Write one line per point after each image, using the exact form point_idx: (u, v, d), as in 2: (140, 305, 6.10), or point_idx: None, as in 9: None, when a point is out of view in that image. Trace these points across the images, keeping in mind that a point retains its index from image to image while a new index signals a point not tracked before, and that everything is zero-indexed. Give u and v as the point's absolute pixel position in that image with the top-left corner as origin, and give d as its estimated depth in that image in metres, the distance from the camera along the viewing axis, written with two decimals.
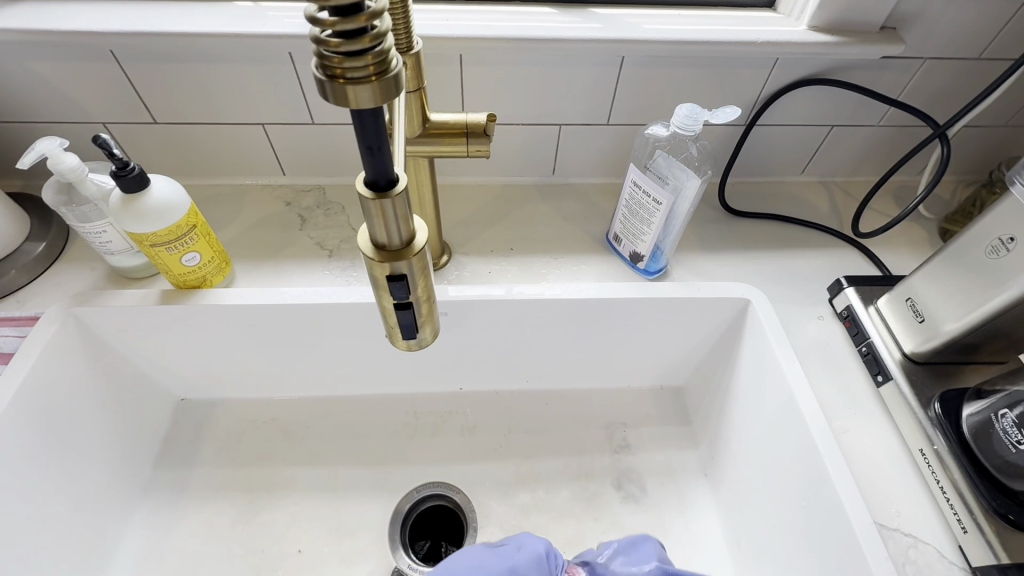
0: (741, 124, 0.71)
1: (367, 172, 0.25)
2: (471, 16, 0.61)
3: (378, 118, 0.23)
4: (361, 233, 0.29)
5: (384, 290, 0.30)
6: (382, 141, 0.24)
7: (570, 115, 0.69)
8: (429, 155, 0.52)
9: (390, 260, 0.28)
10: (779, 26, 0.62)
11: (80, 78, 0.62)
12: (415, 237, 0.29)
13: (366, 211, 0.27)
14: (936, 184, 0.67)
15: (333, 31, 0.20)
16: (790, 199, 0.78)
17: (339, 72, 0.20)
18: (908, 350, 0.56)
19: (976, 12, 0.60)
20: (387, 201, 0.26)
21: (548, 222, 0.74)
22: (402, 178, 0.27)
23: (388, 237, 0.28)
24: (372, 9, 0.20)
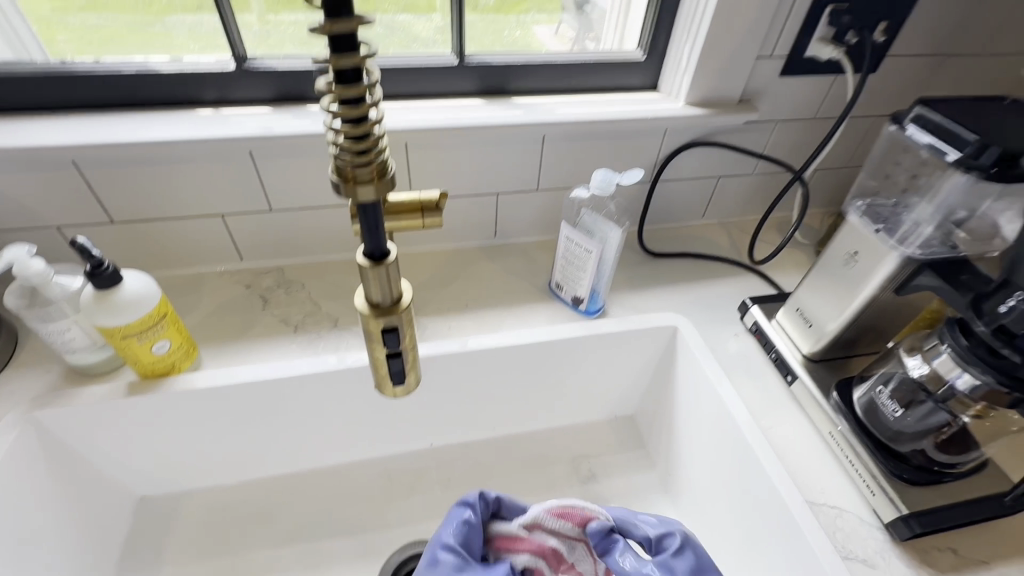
0: (648, 181, 0.85)
1: (366, 247, 0.32)
2: (412, 111, 0.72)
3: (378, 207, 0.31)
4: (357, 297, 0.35)
5: (379, 343, 0.36)
6: (378, 226, 0.31)
7: (505, 185, 0.80)
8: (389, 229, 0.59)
9: (383, 317, 0.34)
10: (663, 103, 0.78)
11: (37, 186, 0.64)
12: (402, 297, 0.35)
13: (363, 276, 0.33)
14: (803, 216, 0.83)
15: (348, 150, 0.27)
16: (697, 239, 0.92)
17: (350, 177, 0.28)
18: (805, 350, 0.67)
19: (804, 86, 0.79)
20: (383, 270, 0.33)
21: (497, 278, 0.83)
22: (393, 250, 0.34)
23: (381, 297, 0.34)
24: (377, 135, 0.28)
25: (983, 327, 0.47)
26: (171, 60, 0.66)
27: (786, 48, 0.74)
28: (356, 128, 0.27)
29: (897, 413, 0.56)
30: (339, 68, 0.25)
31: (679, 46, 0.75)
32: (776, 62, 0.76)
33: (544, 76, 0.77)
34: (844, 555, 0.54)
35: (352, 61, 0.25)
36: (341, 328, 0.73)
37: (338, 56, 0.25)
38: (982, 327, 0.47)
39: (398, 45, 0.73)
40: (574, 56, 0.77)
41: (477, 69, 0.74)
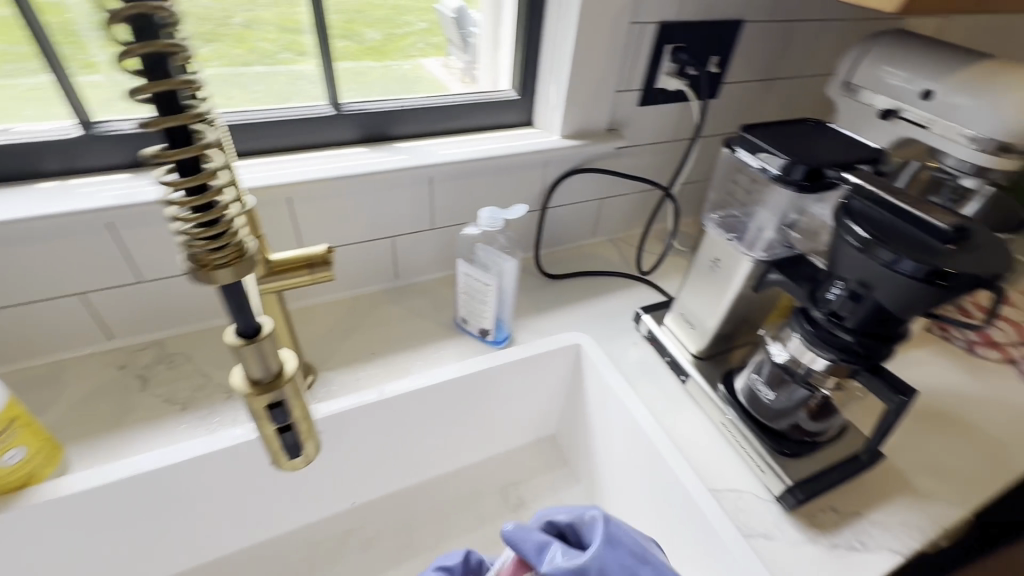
0: (537, 209, 0.90)
1: (237, 326, 0.31)
2: (291, 164, 0.70)
3: (243, 284, 0.30)
4: (234, 376, 0.34)
5: (264, 419, 0.35)
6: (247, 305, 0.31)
7: (399, 227, 0.80)
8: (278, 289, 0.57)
9: (265, 393, 0.33)
10: (540, 137, 0.83)
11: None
12: (283, 370, 0.34)
13: (238, 355, 0.32)
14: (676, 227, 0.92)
15: (199, 235, 0.26)
16: (590, 258, 0.99)
17: (206, 262, 0.27)
18: (693, 350, 0.74)
19: (660, 113, 0.88)
20: (257, 346, 0.32)
21: (403, 321, 0.82)
22: (268, 323, 0.33)
23: (258, 373, 0.33)
24: (229, 215, 0.27)
25: (820, 313, 0.55)
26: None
27: (640, 82, 0.83)
28: (203, 214, 0.26)
29: (772, 397, 0.64)
30: (176, 160, 0.25)
31: (547, 85, 0.81)
32: (633, 95, 0.84)
33: (425, 120, 0.79)
34: (747, 532, 0.59)
35: (190, 152, 0.24)
36: (237, 397, 0.68)
37: (174, 148, 0.25)
38: (818, 313, 0.55)
39: (268, 100, 0.71)
40: (451, 98, 0.80)
41: (356, 117, 0.74)
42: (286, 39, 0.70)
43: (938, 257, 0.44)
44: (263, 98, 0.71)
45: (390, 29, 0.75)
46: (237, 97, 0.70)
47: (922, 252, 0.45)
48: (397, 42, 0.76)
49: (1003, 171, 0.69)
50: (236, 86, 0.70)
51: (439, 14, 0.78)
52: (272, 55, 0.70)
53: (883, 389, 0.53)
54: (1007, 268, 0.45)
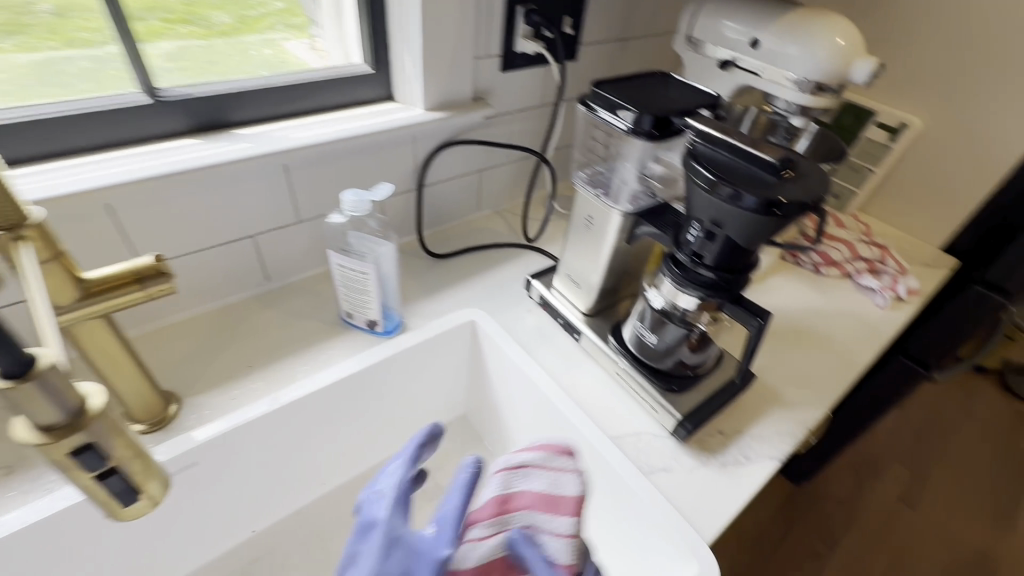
0: (413, 188, 0.86)
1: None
2: (104, 164, 0.60)
3: None
4: (18, 431, 0.28)
5: (77, 464, 0.30)
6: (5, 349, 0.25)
7: (258, 224, 0.72)
8: (104, 312, 0.49)
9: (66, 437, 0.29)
10: (402, 112, 0.78)
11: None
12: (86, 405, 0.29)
13: (14, 401, 0.26)
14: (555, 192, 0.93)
15: None
16: (477, 232, 0.97)
17: None
18: (582, 308, 0.76)
19: (524, 78, 0.87)
20: (39, 387, 0.26)
21: (281, 325, 0.75)
22: (47, 354, 0.27)
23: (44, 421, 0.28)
24: None
25: (684, 255, 0.58)
26: None
27: (497, 47, 0.81)
28: None
29: (655, 340, 0.68)
30: None
31: (401, 56, 0.76)
32: (493, 61, 0.82)
33: (269, 102, 0.71)
34: (648, 470, 0.63)
35: None
36: None
37: None
38: (682, 255, 0.58)
39: (59, 90, 0.59)
40: (295, 76, 0.73)
41: (181, 105, 0.65)
42: (70, 16, 0.58)
43: (770, 189, 0.48)
44: (53, 90, 0.59)
45: (238, 11, 0.69)
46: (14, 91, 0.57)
47: (757, 186, 0.49)
48: (220, 17, 0.67)
49: (821, 109, 0.77)
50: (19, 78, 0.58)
51: None
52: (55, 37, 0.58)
53: (744, 315, 0.58)
54: (827, 191, 0.50)
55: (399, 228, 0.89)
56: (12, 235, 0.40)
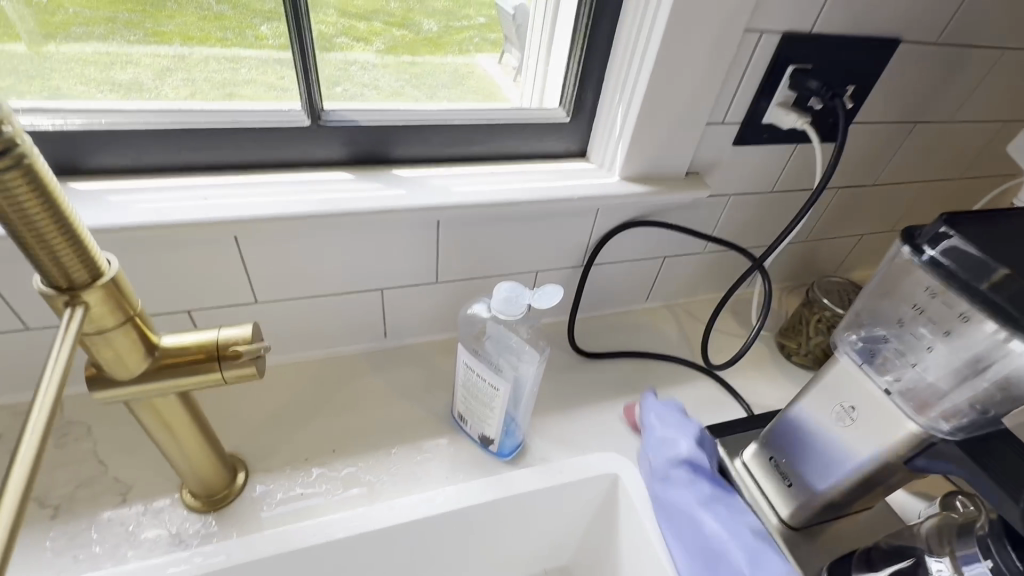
0: (579, 266, 0.68)
1: None
2: (242, 190, 0.50)
3: None
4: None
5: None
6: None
7: (390, 278, 0.59)
8: (126, 399, 0.37)
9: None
10: (593, 178, 0.60)
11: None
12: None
13: None
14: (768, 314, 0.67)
15: None
16: (641, 330, 0.76)
17: None
18: (784, 515, 0.52)
19: (758, 157, 0.65)
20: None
21: (383, 401, 0.61)
22: None
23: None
24: None
25: None
26: None
27: (740, 114, 0.60)
28: None
29: None
30: None
31: (611, 109, 0.58)
32: (728, 131, 0.61)
33: (436, 139, 0.57)
34: None
35: None
36: (130, 506, 0.49)
37: None
38: None
39: (212, 75, 0.50)
40: (478, 115, 0.58)
41: (342, 132, 0.53)
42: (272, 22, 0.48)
43: None
44: (204, 66, 0.50)
45: (450, 21, 0.56)
46: (202, 69, 0.49)
47: None
48: (409, 15, 0.53)
49: None
50: (207, 71, 0.50)
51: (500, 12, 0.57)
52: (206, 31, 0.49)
53: None
54: None
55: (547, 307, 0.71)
56: (68, 294, 0.30)
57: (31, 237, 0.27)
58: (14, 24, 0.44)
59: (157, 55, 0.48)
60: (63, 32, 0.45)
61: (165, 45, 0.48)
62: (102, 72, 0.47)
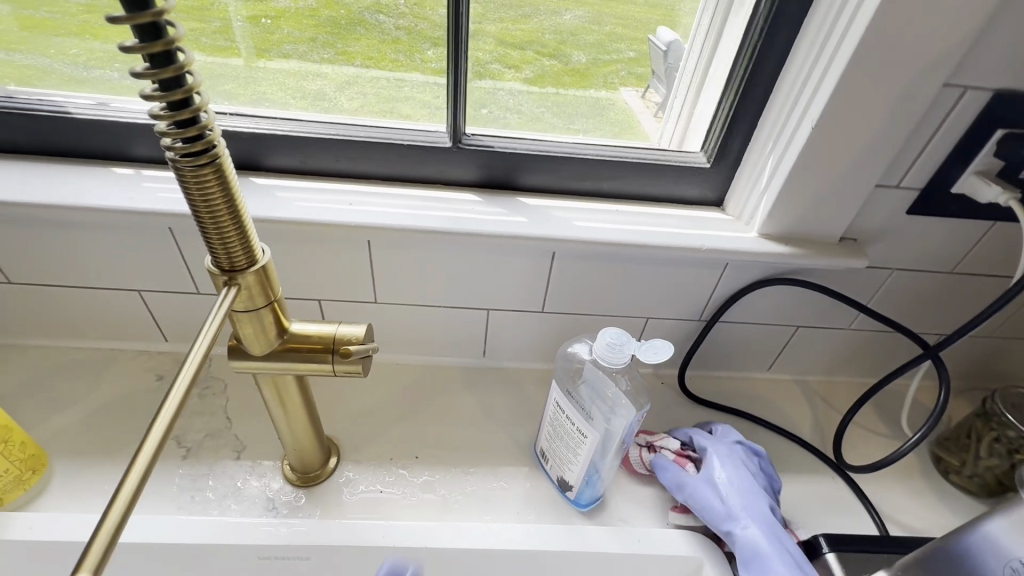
0: (695, 319, 0.63)
1: None
2: (381, 199, 0.54)
3: None
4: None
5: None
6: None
7: (498, 299, 0.60)
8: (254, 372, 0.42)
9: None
10: (726, 230, 0.56)
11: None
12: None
13: None
14: (934, 423, 0.55)
15: None
16: (755, 402, 0.68)
17: None
18: None
19: (937, 231, 0.55)
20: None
21: (469, 418, 0.62)
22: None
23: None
24: None
25: None
26: (95, 104, 0.53)
27: (920, 179, 0.51)
28: None
29: None
30: None
31: (759, 158, 0.54)
32: (901, 196, 0.53)
33: (566, 171, 0.57)
34: None
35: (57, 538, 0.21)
36: (241, 463, 0.55)
37: None
38: None
39: (376, 93, 0.56)
40: (613, 151, 0.57)
41: (478, 155, 0.55)
42: (436, 35, 0.52)
43: None
44: (372, 83, 0.55)
45: (598, 54, 0.56)
46: (363, 83, 0.55)
47: None
48: (561, 47, 0.55)
49: None
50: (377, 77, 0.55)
51: (652, 49, 0.56)
52: (379, 48, 0.53)
53: None
54: None
55: None
56: (227, 276, 0.35)
57: (210, 224, 0.32)
58: (237, 39, 0.53)
59: (336, 69, 0.55)
60: (276, 49, 0.54)
61: (349, 63, 0.54)
62: (291, 84, 0.55)
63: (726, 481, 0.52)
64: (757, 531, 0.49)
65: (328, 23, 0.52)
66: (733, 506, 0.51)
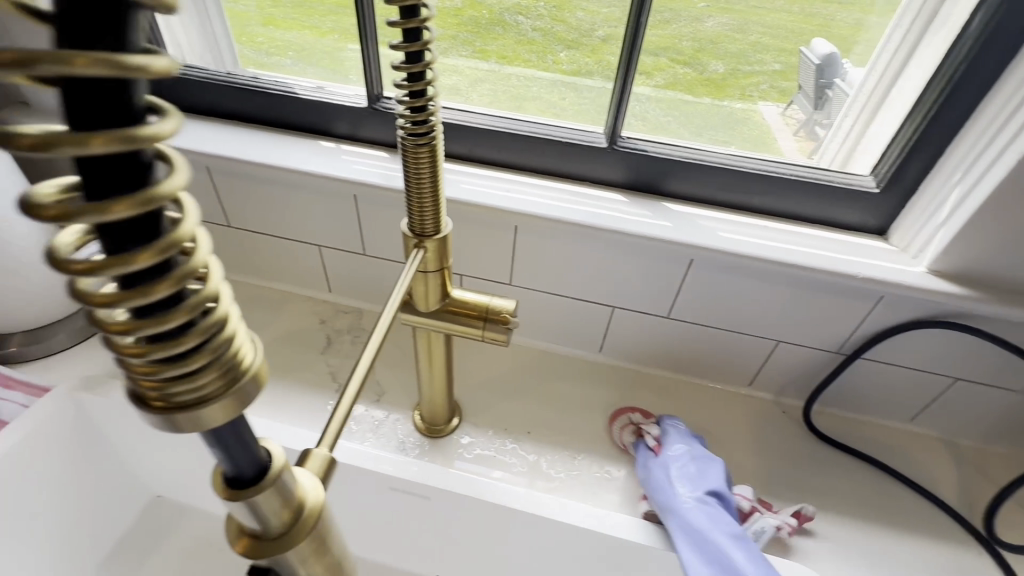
0: (832, 351, 0.60)
1: (224, 465, 0.19)
2: (534, 190, 0.59)
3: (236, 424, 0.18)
4: (60, 230, 0.13)
5: (209, 445, 0.19)
6: (104, 89, 0.11)
7: (626, 298, 0.62)
8: (415, 326, 0.48)
9: (162, 387, 0.14)
10: (887, 260, 0.52)
11: None
12: (227, 318, 0.14)
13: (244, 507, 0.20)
14: None
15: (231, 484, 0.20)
16: (889, 452, 0.62)
17: (150, 391, 0.14)
18: None
19: None
20: (153, 236, 0.12)
21: (579, 407, 0.65)
22: (274, 457, 0.21)
23: (186, 398, 0.15)
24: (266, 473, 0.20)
25: None
26: (314, 87, 0.64)
27: None
28: (245, 490, 0.20)
29: None
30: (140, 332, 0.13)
31: (940, 189, 0.50)
32: None
33: (716, 182, 0.57)
34: None
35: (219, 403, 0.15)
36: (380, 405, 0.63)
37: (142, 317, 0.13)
38: None
39: (543, 94, 0.61)
40: (770, 166, 0.56)
41: (630, 158, 0.58)
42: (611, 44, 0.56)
43: None
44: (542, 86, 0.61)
45: (737, 64, 0.57)
46: (533, 86, 0.61)
47: None
48: (698, 55, 0.56)
49: None
50: (548, 84, 0.61)
51: (801, 61, 0.56)
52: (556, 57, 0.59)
53: None
54: None
55: (778, 382, 0.65)
56: (417, 239, 0.41)
57: (415, 193, 0.38)
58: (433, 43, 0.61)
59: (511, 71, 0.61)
60: (464, 53, 0.61)
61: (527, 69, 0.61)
62: (470, 81, 0.62)
63: (676, 468, 0.54)
64: (698, 508, 0.50)
65: (471, 23, 0.59)
66: (680, 491, 0.52)
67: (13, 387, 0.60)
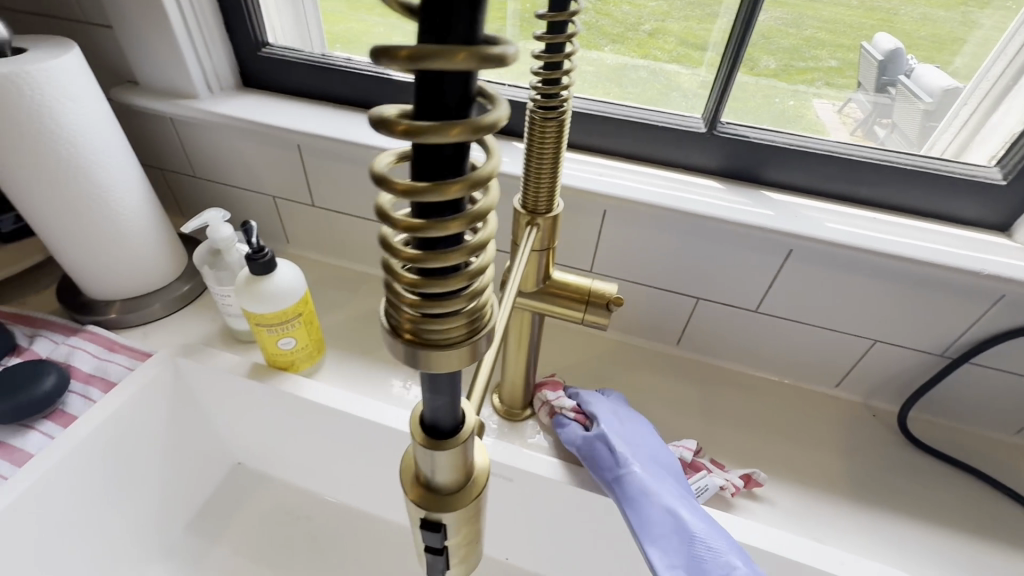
0: (936, 354, 0.57)
1: (426, 411, 0.20)
2: (625, 175, 0.58)
3: (452, 376, 0.18)
4: (383, 154, 0.15)
5: (425, 387, 0.19)
6: (447, 41, 0.12)
7: (713, 289, 0.60)
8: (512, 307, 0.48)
9: (419, 319, 0.15)
10: (1012, 257, 0.49)
11: (257, 154, 0.69)
12: (486, 269, 0.15)
13: (426, 458, 0.21)
14: None
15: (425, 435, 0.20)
16: (992, 463, 0.59)
17: (406, 326, 0.15)
18: None
19: None
20: (461, 170, 0.14)
21: (657, 399, 0.64)
22: (466, 416, 0.21)
23: (435, 338, 0.15)
24: (458, 433, 0.21)
25: None
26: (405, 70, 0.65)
27: None
28: (440, 442, 0.20)
29: None
30: (414, 257, 0.14)
31: None
32: None
33: (818, 171, 0.55)
34: None
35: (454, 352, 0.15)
36: None
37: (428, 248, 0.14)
38: None
39: (637, 79, 0.60)
40: (879, 155, 0.53)
41: (727, 145, 0.56)
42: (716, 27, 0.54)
43: None
44: (635, 71, 0.59)
45: (791, 61, 0.54)
46: (626, 70, 0.60)
47: None
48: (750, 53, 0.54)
49: None
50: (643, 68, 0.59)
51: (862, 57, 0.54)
52: (653, 40, 0.58)
53: None
54: None
55: (869, 384, 0.62)
56: (530, 216, 0.41)
57: (536, 169, 0.38)
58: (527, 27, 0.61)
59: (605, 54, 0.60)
60: None
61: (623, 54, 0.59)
62: None
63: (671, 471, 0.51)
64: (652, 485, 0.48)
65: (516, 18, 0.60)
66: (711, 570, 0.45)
67: (118, 351, 0.63)
